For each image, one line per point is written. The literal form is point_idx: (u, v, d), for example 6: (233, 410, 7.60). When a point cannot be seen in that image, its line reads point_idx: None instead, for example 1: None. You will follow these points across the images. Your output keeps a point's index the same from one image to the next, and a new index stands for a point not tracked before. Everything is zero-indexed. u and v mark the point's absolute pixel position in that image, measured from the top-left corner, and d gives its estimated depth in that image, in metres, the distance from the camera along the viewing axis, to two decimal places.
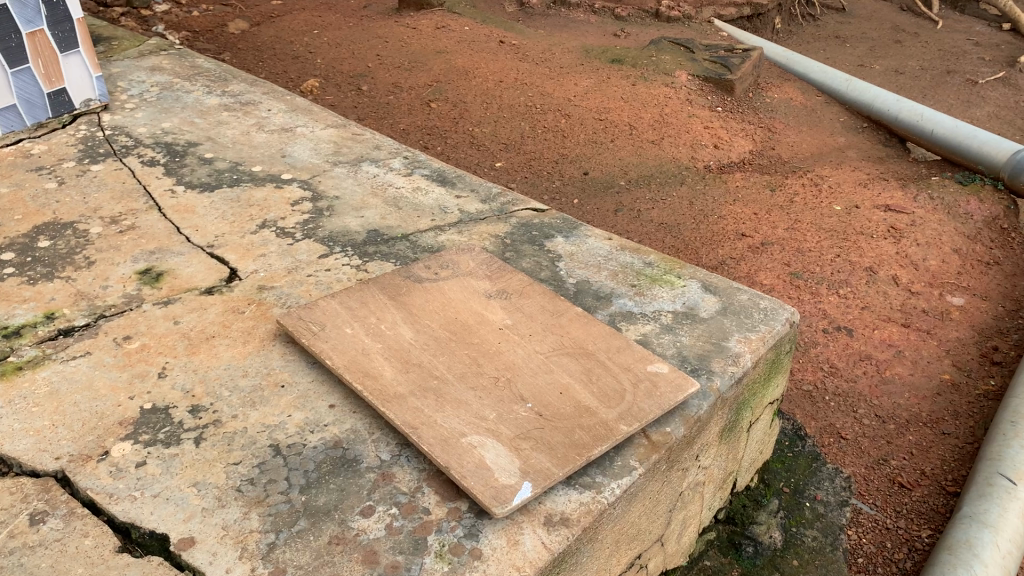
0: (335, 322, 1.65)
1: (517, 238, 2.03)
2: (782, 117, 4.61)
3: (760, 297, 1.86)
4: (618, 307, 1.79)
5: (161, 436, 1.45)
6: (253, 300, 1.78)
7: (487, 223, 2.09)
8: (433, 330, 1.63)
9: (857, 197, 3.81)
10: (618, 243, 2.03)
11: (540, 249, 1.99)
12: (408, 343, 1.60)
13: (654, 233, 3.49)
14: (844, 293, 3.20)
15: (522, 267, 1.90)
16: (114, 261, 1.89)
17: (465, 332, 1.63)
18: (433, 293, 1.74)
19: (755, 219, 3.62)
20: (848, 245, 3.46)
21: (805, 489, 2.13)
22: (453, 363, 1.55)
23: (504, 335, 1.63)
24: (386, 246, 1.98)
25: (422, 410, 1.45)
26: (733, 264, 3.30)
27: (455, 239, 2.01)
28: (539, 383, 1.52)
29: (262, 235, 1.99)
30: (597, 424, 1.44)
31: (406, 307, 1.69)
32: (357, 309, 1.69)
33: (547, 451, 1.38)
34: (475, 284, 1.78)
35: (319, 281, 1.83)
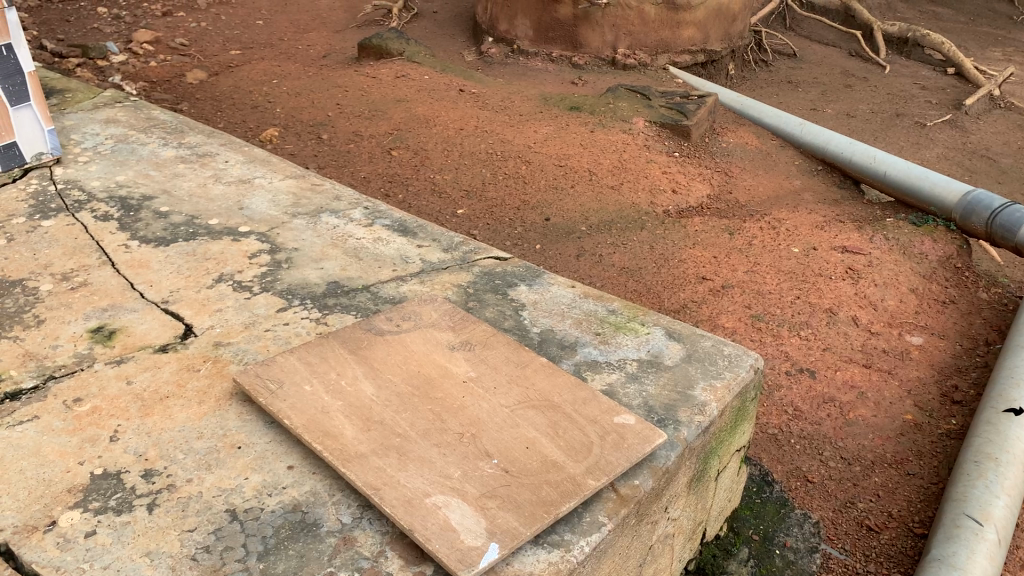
0: (294, 378, 1.61)
1: (479, 287, 2.01)
2: (739, 160, 4.68)
3: (724, 343, 1.86)
4: (582, 356, 1.78)
5: (112, 504, 1.39)
6: (210, 356, 1.74)
7: (449, 272, 2.07)
8: (395, 385, 1.60)
9: (815, 239, 3.85)
10: (582, 291, 2.02)
11: (503, 298, 1.97)
12: (370, 399, 1.56)
13: (616, 278, 3.50)
14: (805, 334, 3.22)
15: (485, 317, 1.88)
16: (64, 319, 1.83)
17: (428, 386, 1.60)
18: (395, 346, 1.71)
19: (715, 261, 3.64)
20: (807, 286, 3.49)
21: (775, 536, 2.11)
22: (415, 418, 1.52)
23: (468, 387, 1.60)
24: (345, 299, 1.94)
25: (385, 469, 1.41)
26: (696, 307, 3.31)
27: (417, 290, 1.99)
28: (503, 437, 1.49)
29: (218, 289, 1.96)
30: (564, 480, 1.41)
31: (367, 361, 1.66)
32: (316, 365, 1.65)
33: (513, 510, 1.35)
34: (438, 335, 1.76)
35: (277, 336, 1.80)
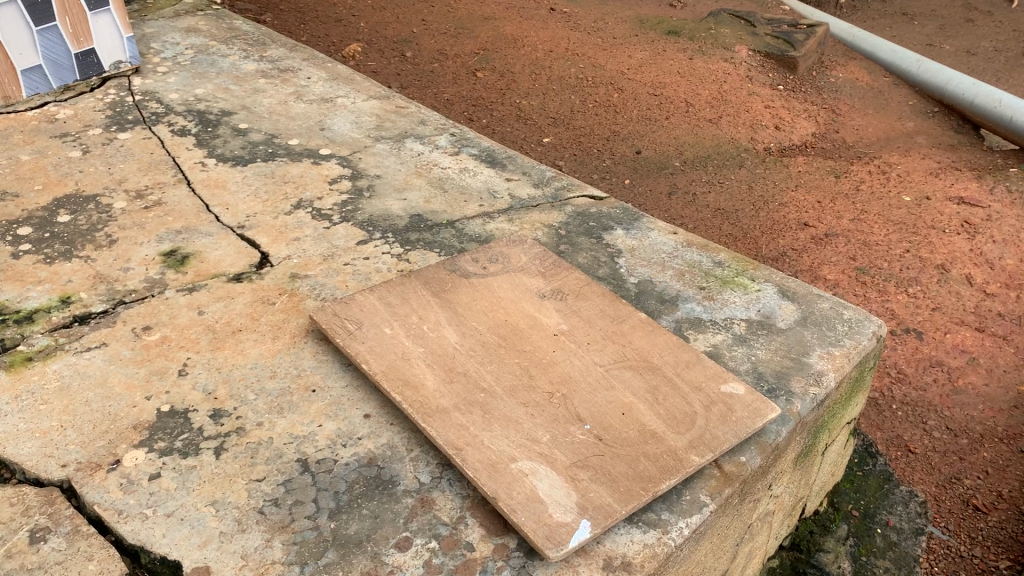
0: (372, 318, 1.50)
1: (573, 229, 1.85)
2: (847, 98, 4.36)
3: (843, 306, 1.68)
4: (684, 312, 1.62)
5: (178, 444, 1.31)
6: (285, 289, 1.63)
7: (540, 210, 1.92)
8: (481, 334, 1.47)
9: (928, 188, 3.57)
10: (684, 238, 1.85)
11: (597, 242, 1.82)
12: (452, 348, 1.43)
13: (710, 220, 3.29)
14: (913, 292, 2.99)
15: (578, 263, 1.73)
16: (136, 240, 1.75)
17: (516, 336, 1.46)
18: (481, 289, 1.58)
19: (818, 207, 3.41)
20: (917, 239, 3.24)
21: (877, 514, 1.96)
22: (502, 372, 1.39)
23: (560, 340, 1.46)
24: (428, 233, 1.81)
25: (467, 425, 1.30)
26: (795, 256, 3.10)
27: (504, 228, 1.84)
28: (599, 400, 1.35)
29: (295, 216, 1.84)
30: (664, 454, 1.27)
31: (451, 306, 1.53)
32: (395, 305, 1.53)
33: (608, 484, 1.22)
34: (528, 281, 1.61)
35: (356, 271, 1.68)
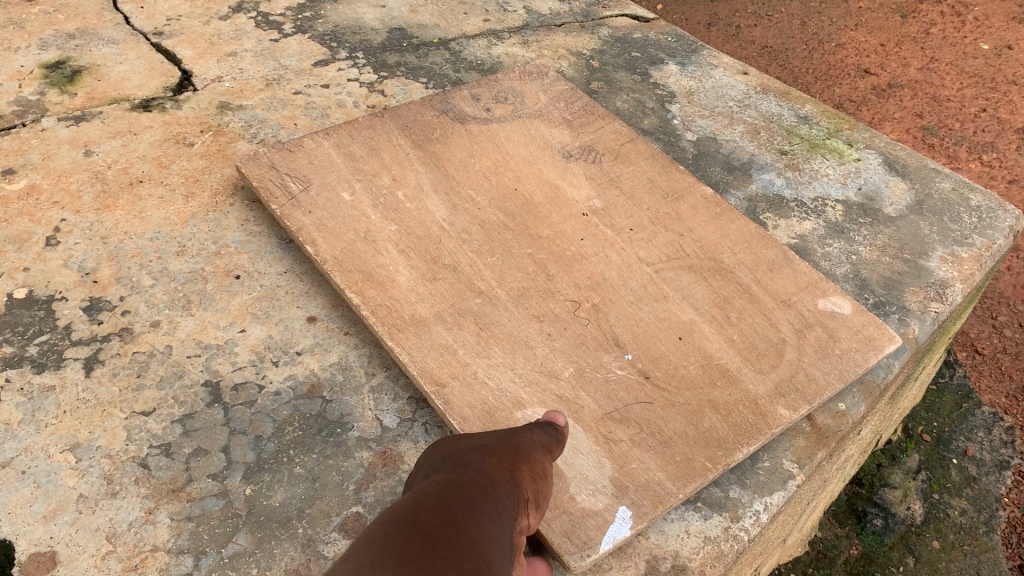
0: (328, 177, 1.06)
1: (611, 60, 1.38)
2: None
3: (969, 190, 1.24)
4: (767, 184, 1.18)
5: (32, 352, 0.89)
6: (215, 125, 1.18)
7: (566, 29, 1.44)
8: (479, 210, 1.03)
9: (1010, 35, 3.02)
10: (758, 82, 1.38)
11: (644, 76, 1.36)
12: (438, 227, 1.00)
13: (755, 59, 2.79)
14: (987, 160, 2.51)
15: (620, 105, 1.28)
16: (11, 45, 1.27)
17: (534, 217, 1.03)
18: (482, 142, 1.13)
19: (881, 51, 2.89)
20: (996, 96, 2.74)
21: (952, 440, 1.60)
22: (508, 268, 0.96)
23: (595, 223, 1.03)
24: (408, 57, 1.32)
25: (455, 348, 0.88)
26: (853, 108, 2.63)
27: (516, 53, 1.36)
28: (647, 320, 0.93)
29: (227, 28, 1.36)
30: (739, 404, 0.87)
31: (439, 164, 1.09)
32: (361, 164, 1.08)
33: (659, 451, 0.82)
34: (548, 134, 1.16)
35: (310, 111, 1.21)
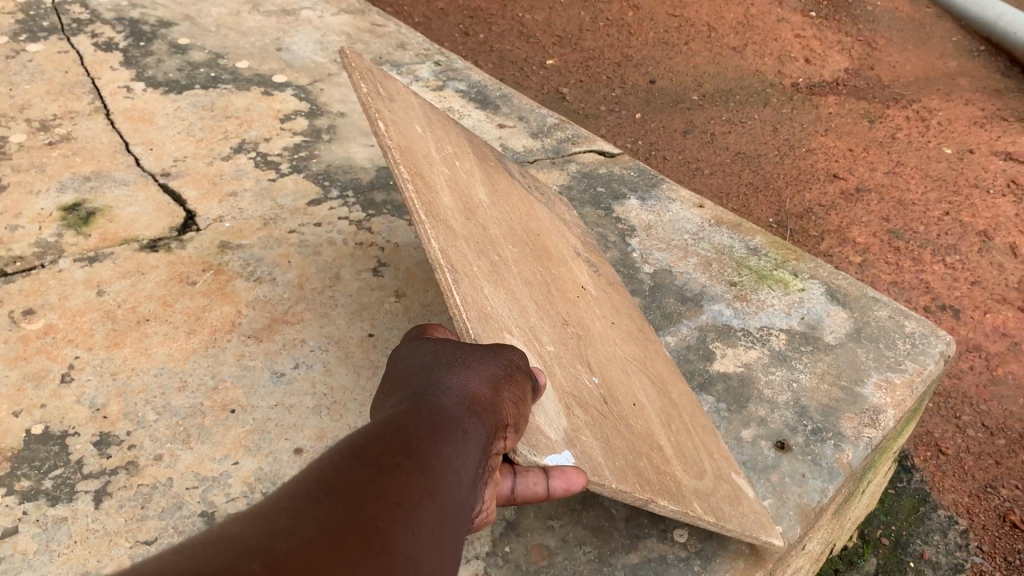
0: (382, 96, 1.15)
1: (582, 200, 1.50)
2: (885, 31, 3.95)
3: (904, 317, 1.36)
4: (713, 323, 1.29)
5: (47, 486, 0.99)
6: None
7: (541, 169, 1.57)
8: (511, 219, 1.16)
9: (971, 140, 3.20)
10: (713, 215, 1.52)
11: (612, 217, 1.48)
12: (481, 203, 1.13)
13: (728, 166, 2.96)
14: (951, 262, 2.65)
15: (587, 230, 1.39)
16: (32, 188, 1.40)
17: (539, 259, 1.14)
18: (493, 176, 1.24)
19: (850, 156, 3.05)
20: (958, 199, 2.89)
21: (909, 543, 1.71)
22: (522, 262, 1.08)
23: (579, 300, 1.14)
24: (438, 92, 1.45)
25: (468, 261, 0.94)
26: (823, 213, 2.78)
27: (510, 149, 1.48)
28: (611, 378, 1.02)
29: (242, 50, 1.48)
30: (667, 478, 0.92)
31: (489, 176, 1.24)
32: (401, 108, 1.17)
33: (601, 438, 0.89)
34: (569, 234, 1.32)
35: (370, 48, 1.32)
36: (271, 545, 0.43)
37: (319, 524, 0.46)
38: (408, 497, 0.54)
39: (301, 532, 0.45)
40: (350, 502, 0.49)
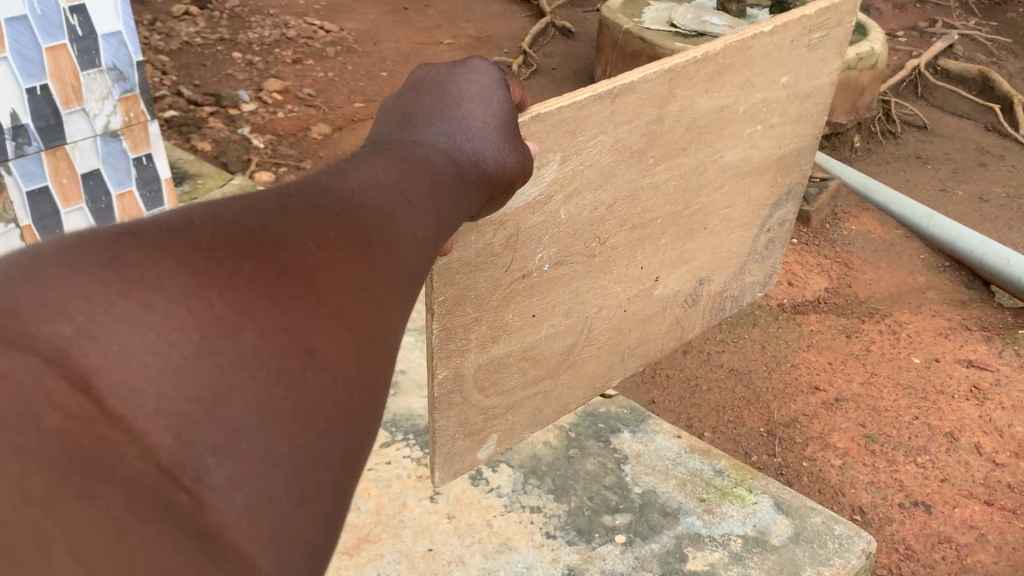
0: (703, 104, 1.65)
1: (718, 275, 2.03)
2: (860, 251, 4.52)
3: (835, 520, 1.78)
4: (596, 362, 1.81)
5: None
6: (806, 30, 1.80)
7: (742, 262, 2.11)
8: (639, 215, 1.66)
9: (937, 349, 3.67)
10: (688, 443, 1.97)
11: (696, 308, 2.03)
12: (641, 184, 1.61)
13: (724, 381, 3.45)
14: (922, 462, 3.05)
15: (681, 286, 1.92)
16: None
17: (596, 266, 1.64)
18: (678, 198, 1.73)
19: (830, 369, 3.52)
20: (927, 405, 3.33)
21: None
22: (598, 221, 1.57)
23: (573, 299, 1.64)
24: (760, 173, 1.95)
25: (566, 151, 1.43)
26: (807, 422, 3.22)
27: (749, 212, 2.00)
28: (514, 314, 1.54)
29: (791, 156, 2.01)
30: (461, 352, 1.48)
31: (681, 184, 1.72)
32: (696, 122, 1.66)
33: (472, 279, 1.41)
34: (663, 282, 1.85)
35: (758, 110, 1.82)
36: (216, 291, 0.65)
37: (253, 288, 0.67)
38: (297, 317, 0.69)
39: (237, 293, 0.66)
40: (292, 301, 0.69)
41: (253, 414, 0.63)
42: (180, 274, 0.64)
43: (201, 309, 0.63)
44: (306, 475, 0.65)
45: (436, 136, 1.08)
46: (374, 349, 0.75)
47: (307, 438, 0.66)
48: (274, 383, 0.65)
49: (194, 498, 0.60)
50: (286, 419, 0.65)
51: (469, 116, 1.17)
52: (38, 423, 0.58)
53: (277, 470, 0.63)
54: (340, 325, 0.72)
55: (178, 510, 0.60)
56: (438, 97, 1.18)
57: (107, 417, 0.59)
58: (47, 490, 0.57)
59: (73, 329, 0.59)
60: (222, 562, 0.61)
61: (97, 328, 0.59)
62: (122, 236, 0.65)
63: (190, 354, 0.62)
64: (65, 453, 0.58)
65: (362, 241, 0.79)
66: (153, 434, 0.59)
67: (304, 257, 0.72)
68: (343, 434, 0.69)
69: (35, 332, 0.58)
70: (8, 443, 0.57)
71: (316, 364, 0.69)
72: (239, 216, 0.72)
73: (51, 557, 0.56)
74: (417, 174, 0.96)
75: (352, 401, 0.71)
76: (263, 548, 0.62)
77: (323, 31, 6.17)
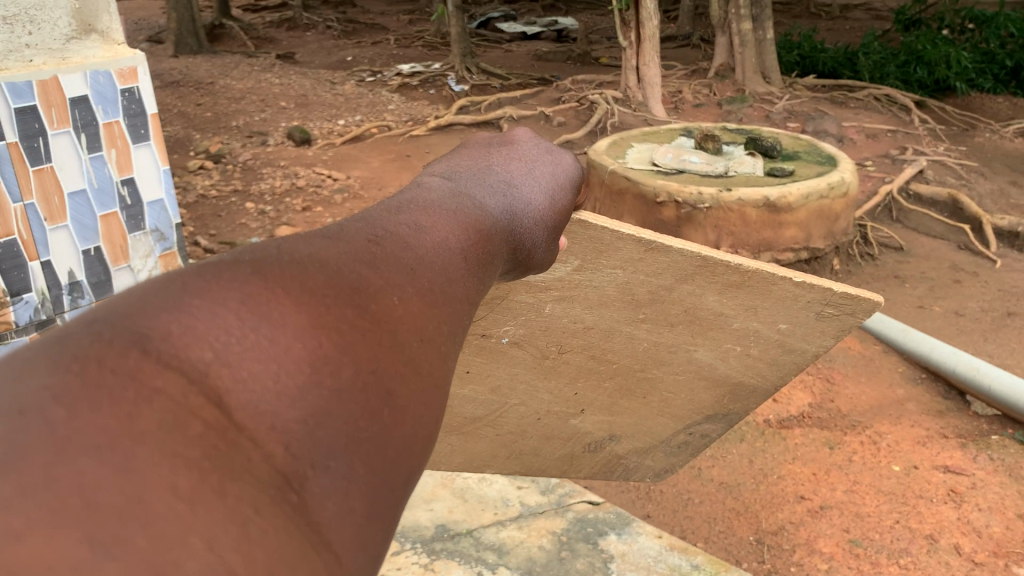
0: (708, 301, 1.57)
1: (631, 441, 2.00)
2: (841, 366, 4.74)
3: None
4: (486, 446, 1.99)
5: None
6: (824, 301, 1.53)
7: (652, 446, 2.01)
8: (595, 359, 1.73)
9: (916, 457, 3.86)
10: (668, 541, 2.20)
11: (593, 456, 2.04)
12: (614, 329, 1.65)
13: (714, 493, 3.66)
14: (904, 563, 3.19)
15: (599, 430, 1.95)
16: None
17: (541, 368, 1.76)
18: (642, 358, 1.73)
19: (814, 479, 3.74)
20: (907, 509, 3.50)
21: None
22: (573, 337, 1.67)
23: (511, 377, 1.78)
24: (712, 383, 1.79)
25: (583, 264, 1.53)
26: (794, 529, 3.42)
27: (686, 408, 1.87)
28: (462, 361, 1.73)
29: (743, 388, 1.80)
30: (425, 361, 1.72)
31: (653, 353, 1.72)
32: (693, 311, 1.60)
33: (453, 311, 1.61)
34: (607, 416, 1.90)
35: (745, 335, 1.65)
36: (326, 333, 0.67)
37: (354, 331, 0.69)
38: (383, 360, 0.70)
39: (340, 336, 0.68)
40: (381, 346, 0.70)
41: (345, 440, 0.65)
42: (298, 317, 0.66)
43: (312, 349, 0.65)
44: (376, 497, 0.66)
45: (507, 198, 1.06)
46: (437, 400, 0.74)
47: (381, 467, 0.67)
48: (361, 417, 0.66)
49: (299, 501, 0.61)
50: (367, 447, 0.66)
51: (535, 192, 1.11)
52: (184, 430, 0.56)
53: (357, 488, 0.65)
54: (413, 374, 0.72)
55: (290, 517, 0.59)
56: (505, 167, 1.15)
57: (236, 430, 0.59)
58: (192, 489, 0.53)
59: (212, 356, 0.61)
60: (320, 560, 0.60)
61: (231, 357, 0.61)
62: (251, 278, 0.67)
63: (302, 383, 0.63)
64: (205, 456, 0.56)
65: (432, 299, 0.78)
66: (269, 444, 0.60)
67: (388, 304, 0.73)
68: (408, 469, 0.69)
69: (182, 354, 0.59)
70: (160, 444, 0.54)
71: (394, 406, 0.69)
72: (326, 265, 0.72)
73: (191, 546, 0.51)
74: (469, 237, 0.91)
75: (416, 443, 0.70)
76: (345, 553, 0.62)
77: (330, 180, 6.59)
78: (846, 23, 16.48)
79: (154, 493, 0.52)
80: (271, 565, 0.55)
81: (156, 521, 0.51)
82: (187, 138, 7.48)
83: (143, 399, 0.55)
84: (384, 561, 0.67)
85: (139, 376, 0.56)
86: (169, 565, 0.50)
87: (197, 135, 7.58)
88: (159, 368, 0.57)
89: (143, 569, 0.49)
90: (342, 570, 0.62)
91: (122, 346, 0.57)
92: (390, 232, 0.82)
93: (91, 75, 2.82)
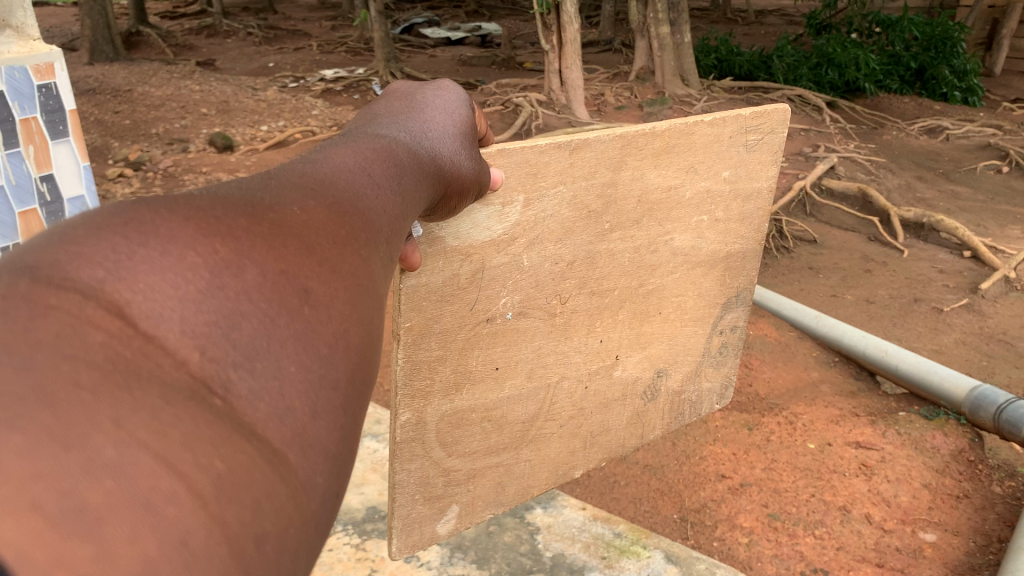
0: (653, 179, 1.75)
1: (679, 371, 2.13)
2: (758, 352, 4.91)
3: (716, 566, 2.27)
4: (558, 443, 1.93)
5: None
6: (743, 128, 1.88)
7: (696, 363, 2.17)
8: (602, 300, 1.80)
9: (829, 434, 4.00)
10: (590, 513, 2.47)
11: (656, 402, 2.11)
12: (601, 254, 1.74)
13: (639, 476, 3.84)
14: (820, 534, 3.32)
15: (640, 370, 2.01)
16: None
17: (551, 329, 1.74)
18: (633, 271, 1.83)
19: (733, 459, 3.87)
20: (821, 483, 3.63)
21: None
22: (562, 286, 1.71)
23: (525, 346, 1.73)
24: (709, 267, 2.02)
25: (529, 196, 1.56)
26: (715, 507, 3.56)
27: (701, 307, 2.07)
28: (469, 361, 1.65)
29: (736, 257, 2.06)
30: (430, 375, 1.61)
31: (646, 270, 1.86)
32: (647, 197, 1.76)
33: (443, 308, 1.55)
34: (625, 363, 1.96)
35: (703, 201, 1.90)
36: (219, 239, 0.64)
37: (250, 236, 0.67)
38: (290, 257, 0.68)
39: (237, 241, 0.65)
40: (285, 249, 0.69)
41: (265, 339, 0.63)
42: (186, 228, 0.63)
43: (208, 254, 0.62)
44: (315, 392, 0.65)
45: (407, 129, 1.13)
46: (366, 296, 0.74)
47: (311, 363, 0.65)
48: (276, 315, 0.64)
49: (226, 405, 0.57)
50: (291, 343, 0.64)
51: (434, 122, 1.20)
52: (82, 339, 0.52)
53: (290, 384, 0.63)
54: (329, 272, 0.72)
55: (215, 415, 0.56)
56: (399, 108, 1.22)
57: (144, 339, 0.55)
58: (93, 381, 0.50)
59: (105, 273, 0.56)
60: (253, 450, 0.57)
61: (125, 272, 0.57)
62: (133, 205, 0.63)
63: (204, 287, 0.61)
64: (107, 360, 0.52)
65: (343, 207, 0.80)
66: (182, 351, 0.57)
67: (287, 214, 0.73)
68: (344, 363, 0.68)
69: (71, 276, 0.55)
70: (57, 350, 0.50)
71: (312, 304, 0.68)
72: (216, 195, 0.70)
73: (97, 427, 0.49)
74: (383, 160, 0.97)
75: (348, 337, 0.70)
76: (289, 449, 0.60)
77: None
78: (761, 29, 17.05)
79: (57, 386, 0.48)
80: (190, 447, 0.52)
81: (61, 404, 0.48)
82: (104, 146, 7.35)
83: (35, 316, 0.51)
84: (344, 454, 0.65)
85: (32, 299, 0.52)
86: (77, 437, 0.48)
87: (115, 143, 7.46)
88: (53, 291, 0.53)
89: (49, 441, 0.47)
90: (287, 467, 0.60)
91: (12, 280, 0.52)
92: (293, 167, 0.84)
93: (6, 70, 2.79)
